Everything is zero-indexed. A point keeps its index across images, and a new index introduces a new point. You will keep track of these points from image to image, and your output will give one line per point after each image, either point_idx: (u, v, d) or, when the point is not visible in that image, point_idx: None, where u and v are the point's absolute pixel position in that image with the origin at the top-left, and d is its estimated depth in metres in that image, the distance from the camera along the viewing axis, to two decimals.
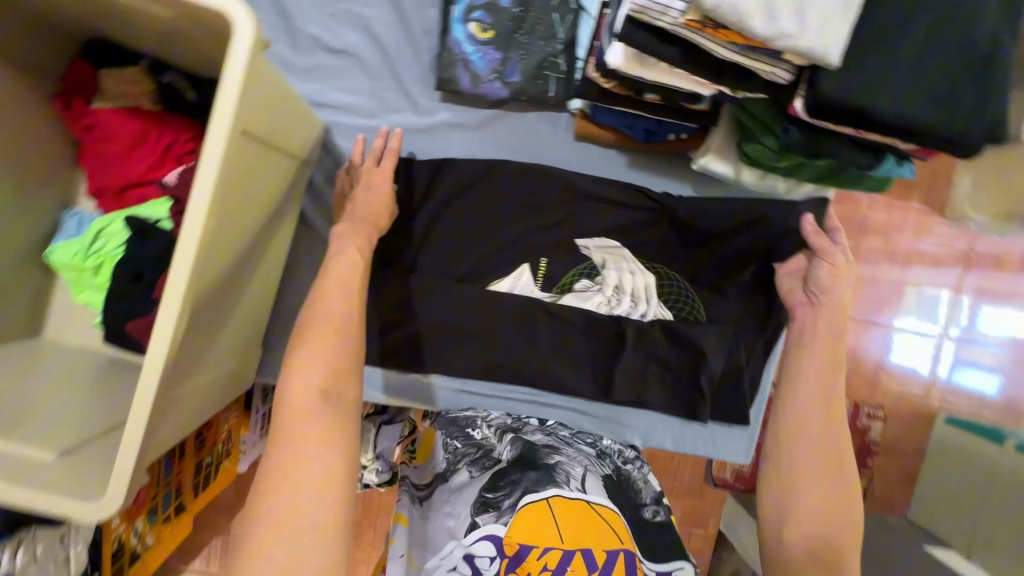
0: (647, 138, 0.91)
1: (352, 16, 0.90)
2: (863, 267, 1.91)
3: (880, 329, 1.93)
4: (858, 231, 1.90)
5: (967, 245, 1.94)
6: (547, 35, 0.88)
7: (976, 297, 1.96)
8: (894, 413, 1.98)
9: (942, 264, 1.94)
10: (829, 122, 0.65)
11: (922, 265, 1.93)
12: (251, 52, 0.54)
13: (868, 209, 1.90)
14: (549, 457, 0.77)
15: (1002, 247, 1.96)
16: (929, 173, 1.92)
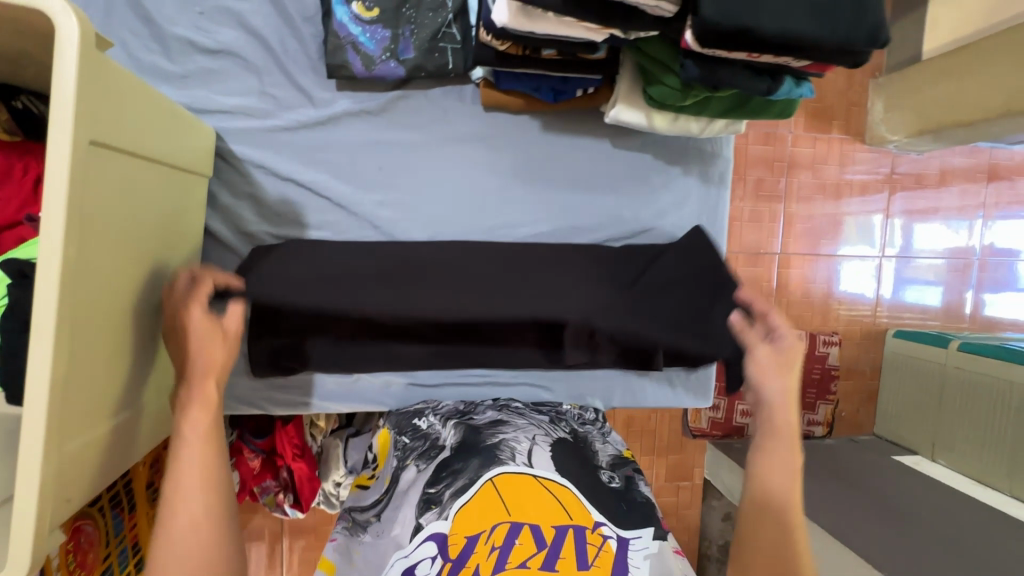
0: (557, 98, 0.89)
1: (224, 13, 0.84)
2: (799, 203, 1.97)
3: (823, 260, 1.99)
4: (788, 167, 1.96)
5: (889, 167, 2.02)
6: (435, 6, 0.84)
7: (907, 215, 2.04)
8: (849, 337, 2.05)
9: (869, 190, 2.02)
10: (721, 51, 0.65)
11: (851, 192, 2.01)
12: (83, 50, 0.49)
13: (794, 144, 1.96)
14: (493, 436, 0.80)
15: (922, 165, 2.04)
16: (845, 103, 1.98)
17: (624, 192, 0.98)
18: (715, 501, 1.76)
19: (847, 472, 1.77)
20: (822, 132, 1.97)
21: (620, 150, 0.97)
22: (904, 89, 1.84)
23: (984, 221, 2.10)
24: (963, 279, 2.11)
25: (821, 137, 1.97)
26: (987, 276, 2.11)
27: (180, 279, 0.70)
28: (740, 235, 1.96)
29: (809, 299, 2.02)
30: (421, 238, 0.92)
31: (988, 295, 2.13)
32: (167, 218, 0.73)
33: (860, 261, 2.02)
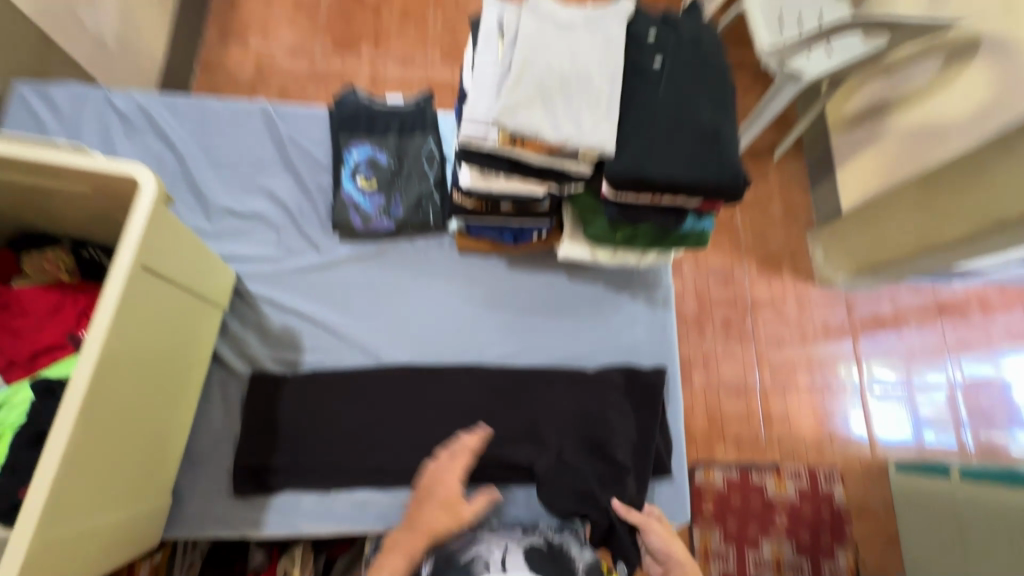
0: (517, 240, 1.09)
1: (259, 188, 1.09)
2: (767, 338, 2.07)
3: (802, 393, 2.02)
4: (751, 307, 2.10)
5: (847, 312, 2.13)
6: (420, 178, 1.11)
7: (883, 351, 2.08)
8: (849, 472, 1.95)
9: (832, 337, 2.09)
10: (628, 193, 0.86)
11: (814, 328, 2.11)
12: (153, 207, 0.70)
13: (751, 288, 2.13)
14: (467, 552, 0.83)
15: (884, 304, 2.13)
16: (789, 250, 2.19)
17: (581, 314, 1.12)
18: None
19: None
20: (775, 276, 2.15)
21: (575, 281, 1.13)
22: (835, 236, 2.08)
23: (968, 356, 2.09)
24: (955, 424, 2.02)
25: (774, 280, 2.15)
26: (981, 410, 2.04)
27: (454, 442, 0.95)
28: (717, 370, 2.02)
29: (798, 433, 1.98)
30: (402, 358, 1.04)
31: (994, 433, 2.02)
32: (190, 342, 0.88)
33: (842, 393, 2.02)
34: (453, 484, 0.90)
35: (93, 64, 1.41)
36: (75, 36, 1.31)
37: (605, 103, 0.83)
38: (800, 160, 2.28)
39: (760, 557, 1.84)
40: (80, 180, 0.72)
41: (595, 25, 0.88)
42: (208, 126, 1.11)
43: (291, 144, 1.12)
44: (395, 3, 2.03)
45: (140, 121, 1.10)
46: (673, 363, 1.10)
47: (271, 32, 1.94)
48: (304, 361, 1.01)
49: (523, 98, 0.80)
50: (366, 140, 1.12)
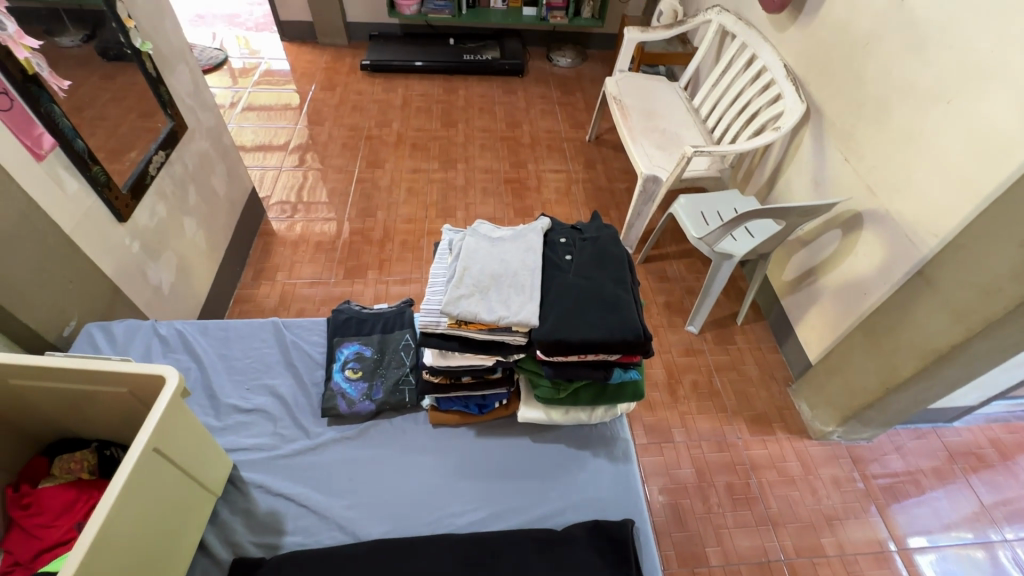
0: (482, 409, 1.25)
1: (264, 387, 1.31)
2: (779, 506, 1.82)
3: (834, 560, 1.72)
4: (751, 469, 1.90)
5: (863, 478, 1.90)
6: (398, 365, 1.33)
7: (940, 516, 1.82)
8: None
9: (853, 509, 1.83)
10: (559, 355, 1.05)
11: (825, 485, 1.88)
12: (173, 397, 0.90)
13: (747, 449, 1.96)
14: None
15: (907, 462, 1.94)
16: (775, 407, 2.09)
17: (547, 474, 1.20)
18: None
19: None
20: (768, 435, 2.00)
21: (538, 443, 1.25)
22: (812, 387, 1.99)
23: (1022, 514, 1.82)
24: None
25: (769, 439, 1.99)
26: None
27: None
28: (731, 541, 1.73)
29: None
30: (377, 533, 1.10)
31: None
32: (184, 526, 0.97)
33: (890, 563, 1.72)
34: None
35: (151, 305, 1.78)
36: (138, 287, 1.71)
37: (528, 289, 1.08)
38: (762, 324, 2.35)
39: None
40: (120, 384, 0.94)
41: (519, 237, 1.20)
42: (231, 342, 1.39)
43: (294, 348, 1.38)
44: (397, 239, 2.55)
45: (176, 342, 1.38)
46: (642, 516, 1.15)
47: (296, 270, 2.41)
48: (284, 543, 1.07)
49: (463, 293, 1.07)
50: (355, 339, 1.38)
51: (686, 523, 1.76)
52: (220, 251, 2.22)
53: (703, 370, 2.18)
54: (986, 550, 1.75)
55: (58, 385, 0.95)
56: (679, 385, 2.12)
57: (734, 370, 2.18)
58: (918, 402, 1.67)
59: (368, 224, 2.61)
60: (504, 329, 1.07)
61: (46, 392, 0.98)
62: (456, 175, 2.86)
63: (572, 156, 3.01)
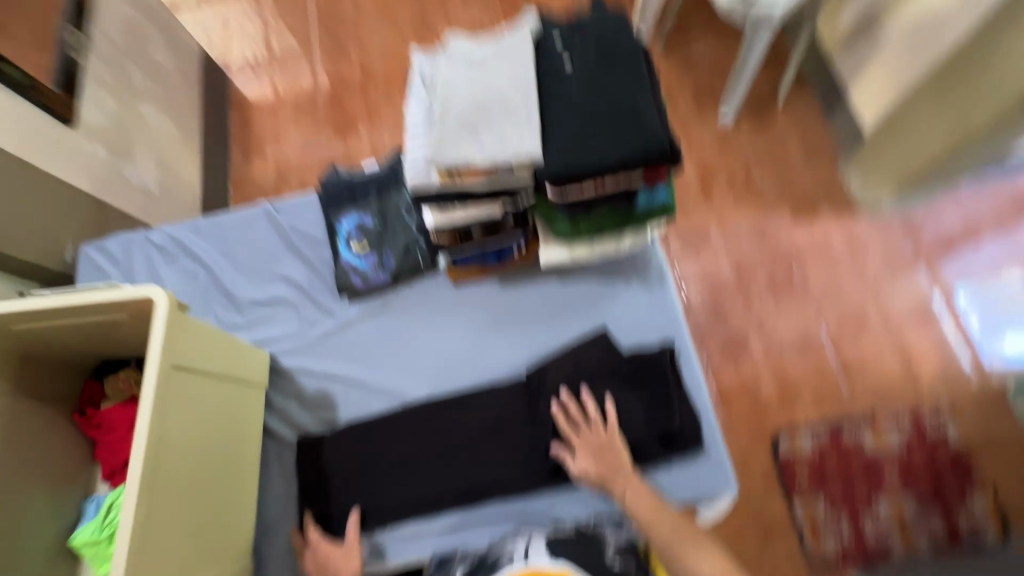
0: (501, 259, 1.16)
1: (276, 277, 1.26)
2: (822, 287, 1.78)
3: (878, 329, 1.72)
4: (794, 258, 1.82)
5: (913, 243, 1.79)
6: (404, 228, 1.23)
7: (993, 267, 1.74)
8: (960, 406, 1.62)
9: (901, 275, 1.77)
10: (574, 188, 0.91)
11: (873, 259, 1.79)
12: (167, 311, 0.82)
13: (790, 239, 1.84)
14: (507, 548, 0.95)
15: (968, 219, 1.79)
16: (822, 186, 1.89)
17: (579, 313, 1.16)
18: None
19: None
20: (813, 220, 1.86)
21: (566, 283, 1.18)
22: (865, 160, 1.76)
23: None
24: None
25: (814, 224, 1.85)
26: None
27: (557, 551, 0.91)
28: (773, 330, 1.75)
29: (885, 375, 1.68)
30: (422, 393, 1.14)
31: None
32: (235, 424, 1.00)
33: (936, 323, 1.71)
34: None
35: (144, 210, 1.70)
36: (120, 194, 1.59)
37: (524, 117, 0.89)
38: (808, 94, 2.01)
39: (878, 520, 1.54)
40: (116, 308, 0.88)
41: (502, 50, 0.95)
42: (227, 235, 1.30)
43: (291, 230, 1.29)
44: (378, 77, 2.23)
45: (173, 247, 1.30)
46: (680, 337, 1.12)
47: (284, 139, 2.20)
48: (340, 416, 1.14)
49: (448, 139, 0.89)
50: (352, 209, 1.26)
51: (727, 321, 1.77)
52: (195, 133, 2.01)
53: (739, 163, 1.95)
54: None
55: (69, 322, 0.93)
56: (714, 183, 1.93)
57: (775, 156, 1.95)
58: (992, 155, 1.44)
59: (341, 66, 2.27)
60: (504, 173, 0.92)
61: (53, 331, 0.95)
62: None
63: None
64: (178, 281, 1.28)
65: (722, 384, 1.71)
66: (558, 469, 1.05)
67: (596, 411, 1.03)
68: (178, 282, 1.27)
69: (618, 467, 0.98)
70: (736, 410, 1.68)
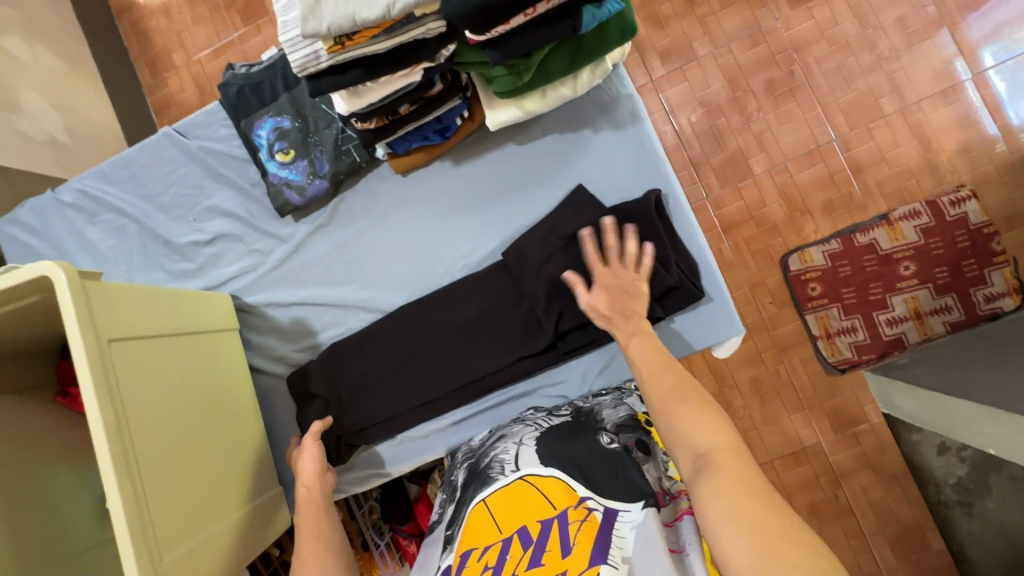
0: (445, 135, 0.99)
1: (210, 211, 1.13)
2: (829, 81, 1.55)
3: (894, 117, 1.52)
4: (795, 51, 1.56)
5: (935, 1, 1.50)
6: (328, 122, 1.04)
7: None
8: (984, 183, 1.49)
9: (919, 46, 1.51)
10: (498, 25, 0.70)
11: (887, 32, 1.52)
12: (69, 280, 0.71)
13: (788, 29, 1.56)
14: (487, 456, 0.77)
15: None
16: None
17: (547, 176, 1.02)
18: (915, 435, 1.41)
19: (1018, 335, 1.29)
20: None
21: (526, 144, 1.02)
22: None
23: None
24: None
25: (816, 4, 1.55)
26: None
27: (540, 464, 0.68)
28: (775, 144, 1.57)
29: (901, 166, 1.52)
30: (400, 301, 1.07)
31: None
32: (211, 375, 0.95)
33: (959, 95, 1.50)
34: (526, 497, 0.65)
35: (60, 164, 1.51)
36: (22, 153, 1.40)
37: None
38: None
39: (893, 315, 1.51)
40: (23, 290, 0.78)
41: None
42: (142, 176, 1.14)
43: (207, 154, 1.12)
44: None
45: (90, 204, 1.16)
46: (665, 180, 0.98)
47: (190, 43, 1.87)
48: (323, 340, 1.08)
49: None
50: (264, 112, 1.07)
51: (724, 144, 1.59)
52: (86, 61, 1.71)
53: None
54: None
55: None
56: None
57: None
58: None
59: None
60: (406, 22, 0.71)
61: None
62: None
63: None
64: (109, 239, 1.16)
65: (724, 214, 1.59)
66: (560, 343, 1.00)
67: (634, 252, 0.92)
68: (111, 239, 1.16)
69: (633, 313, 0.88)
70: (742, 238, 1.58)
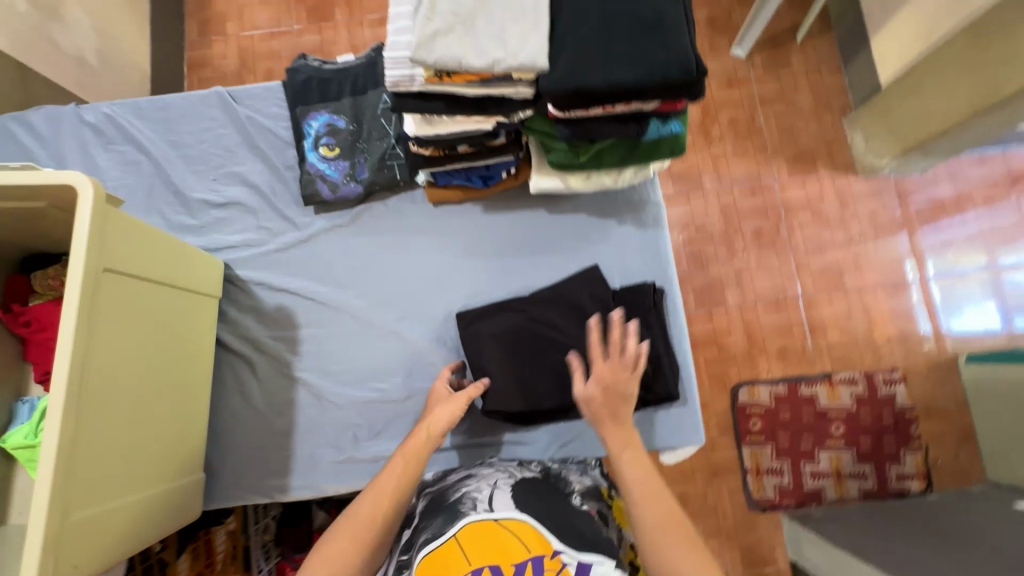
0: (487, 183, 1.05)
1: (232, 176, 1.12)
2: (806, 245, 1.75)
3: (851, 293, 1.72)
4: (784, 212, 1.77)
5: (901, 207, 1.75)
6: (381, 136, 1.09)
7: (969, 239, 1.72)
8: (913, 372, 1.67)
9: (882, 241, 1.74)
10: (580, 108, 0.79)
11: (859, 220, 1.76)
12: (94, 201, 0.70)
13: (783, 191, 1.77)
14: (457, 491, 0.75)
15: (957, 188, 1.75)
16: (823, 140, 1.80)
17: (566, 248, 1.09)
18: None
19: (925, 520, 1.39)
20: (810, 175, 1.78)
21: (556, 215, 1.10)
22: (875, 116, 1.64)
23: None
24: None
25: (809, 179, 1.78)
26: None
27: (516, 509, 0.68)
28: (751, 283, 1.73)
29: (849, 336, 1.70)
30: (391, 319, 1.07)
31: None
32: (183, 336, 0.91)
33: (905, 291, 1.71)
34: (502, 533, 0.64)
35: (79, 81, 1.47)
36: (47, 60, 1.36)
37: (532, 12, 0.75)
38: (829, 38, 1.83)
39: (818, 468, 1.62)
40: (30, 191, 0.75)
41: None
42: (176, 123, 1.14)
43: (252, 124, 1.13)
44: None
45: (112, 130, 1.13)
46: (669, 285, 1.07)
47: (247, 19, 1.91)
48: (301, 335, 1.06)
49: (439, 28, 0.75)
50: (322, 106, 1.11)
51: (707, 269, 1.73)
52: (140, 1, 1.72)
53: (744, 105, 1.82)
54: (1014, 271, 1.70)
55: None
56: (714, 124, 1.81)
57: (783, 101, 1.82)
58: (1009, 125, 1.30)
59: None
60: (502, 79, 0.79)
61: None
62: None
63: None
64: (116, 169, 1.12)
65: (693, 332, 1.70)
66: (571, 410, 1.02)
67: (634, 347, 0.92)
68: (117, 170, 1.12)
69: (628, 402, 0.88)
70: (703, 357, 1.69)
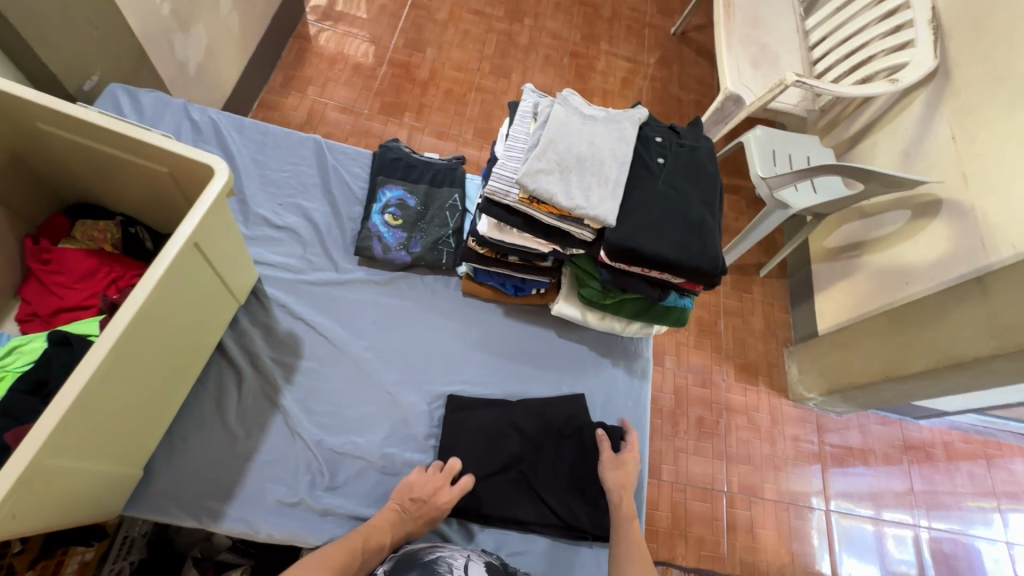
0: (517, 292, 1.20)
1: (297, 207, 1.23)
2: (737, 446, 1.93)
3: (767, 504, 1.86)
4: (726, 410, 1.98)
5: (818, 441, 1.99)
6: (441, 224, 1.25)
7: (869, 492, 1.92)
8: None
9: (799, 464, 1.94)
10: (624, 262, 0.99)
11: (784, 440, 1.97)
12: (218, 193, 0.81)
13: (728, 392, 2.01)
14: (431, 554, 0.80)
15: (864, 440, 2.00)
16: (767, 360, 2.09)
17: (563, 370, 1.21)
18: None
19: None
20: (751, 385, 2.04)
21: (561, 340, 1.24)
22: (809, 353, 1.97)
23: (941, 510, 1.93)
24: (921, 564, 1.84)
25: (751, 388, 2.03)
26: (948, 558, 1.86)
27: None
28: (686, 465, 1.86)
29: (760, 545, 1.80)
30: (391, 379, 1.11)
31: None
32: (210, 331, 0.95)
33: (813, 518, 1.86)
34: None
35: (174, 81, 1.61)
36: (162, 57, 1.50)
37: (613, 183, 0.97)
38: (784, 282, 2.23)
39: None
40: (157, 159, 0.85)
41: (613, 122, 1.05)
42: (268, 148, 1.27)
43: (334, 173, 1.28)
44: (441, 84, 2.27)
45: (209, 132, 1.25)
46: (643, 432, 1.18)
47: (328, 89, 2.16)
48: (301, 366, 1.08)
49: (544, 167, 0.95)
50: (400, 183, 1.27)
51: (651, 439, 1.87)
52: (251, 44, 1.95)
53: (711, 310, 2.14)
54: (898, 530, 1.88)
55: (90, 142, 0.86)
56: None
57: (740, 318, 2.14)
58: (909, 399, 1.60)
59: (413, 59, 2.30)
60: (574, 220, 0.98)
61: (69, 146, 0.88)
62: (521, 31, 2.48)
63: (650, 46, 2.58)
64: None
65: None
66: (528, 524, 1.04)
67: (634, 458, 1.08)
68: None
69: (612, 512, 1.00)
70: None
